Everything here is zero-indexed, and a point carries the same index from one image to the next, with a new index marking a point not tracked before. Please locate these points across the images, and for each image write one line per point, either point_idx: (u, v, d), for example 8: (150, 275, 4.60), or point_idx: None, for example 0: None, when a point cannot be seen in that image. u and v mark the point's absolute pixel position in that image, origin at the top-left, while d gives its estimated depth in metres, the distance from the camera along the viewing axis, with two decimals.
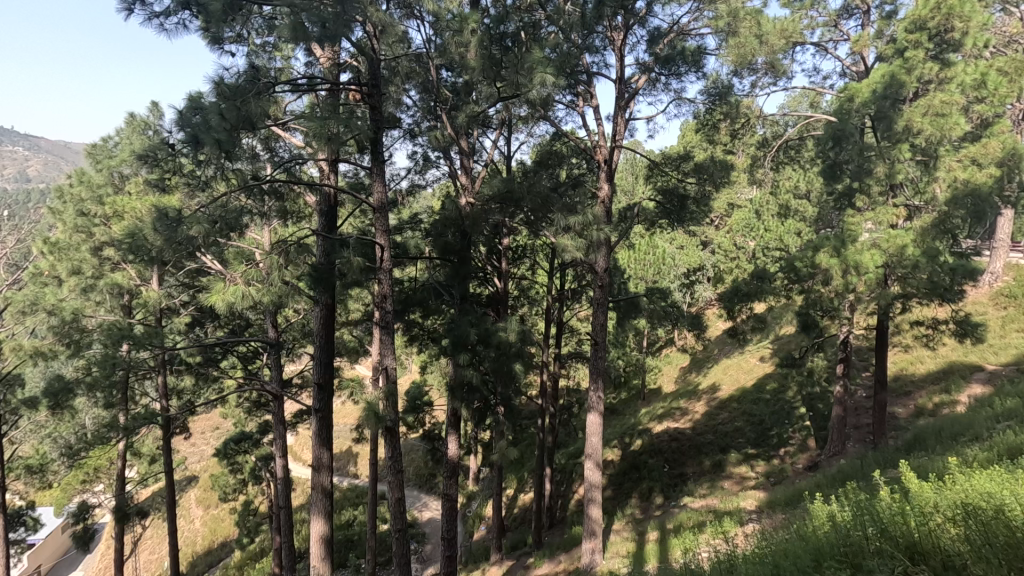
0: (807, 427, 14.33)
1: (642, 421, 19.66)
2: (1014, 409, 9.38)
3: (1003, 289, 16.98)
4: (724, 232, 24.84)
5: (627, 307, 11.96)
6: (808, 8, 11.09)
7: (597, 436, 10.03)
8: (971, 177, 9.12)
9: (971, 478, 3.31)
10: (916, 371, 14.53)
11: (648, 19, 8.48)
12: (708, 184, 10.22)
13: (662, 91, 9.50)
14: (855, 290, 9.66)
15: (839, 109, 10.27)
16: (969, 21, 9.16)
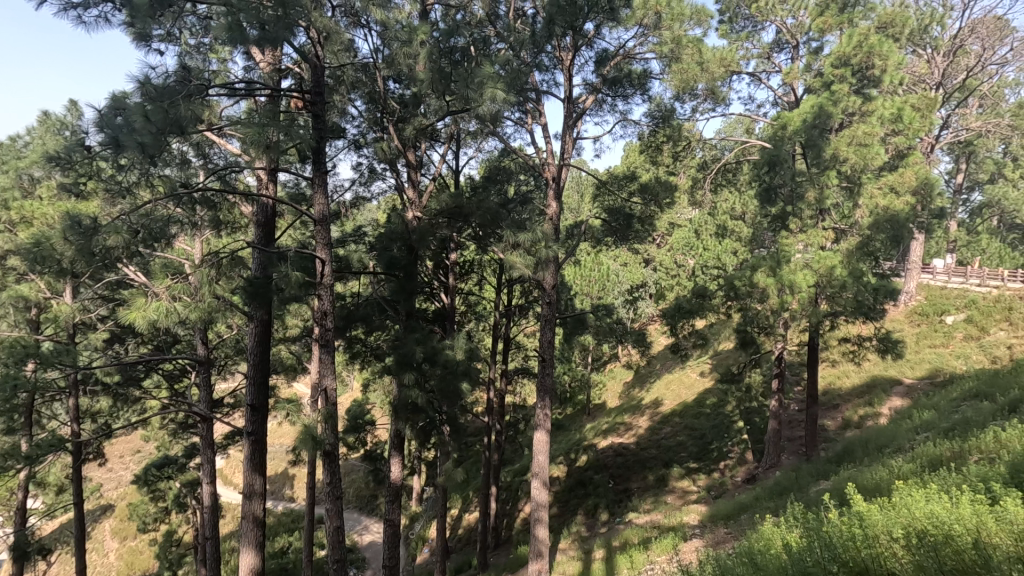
0: (745, 440, 14.75)
1: (587, 437, 19.74)
2: (931, 421, 10.00)
3: (916, 308, 18.38)
4: (665, 250, 25.71)
5: (574, 324, 11.97)
6: (744, 40, 11.65)
7: (545, 454, 9.89)
8: (891, 204, 9.73)
9: (911, 498, 3.40)
10: (842, 386, 15.35)
11: (597, 41, 8.64)
12: (653, 204, 10.46)
13: (609, 112, 9.68)
14: (789, 308, 10.06)
15: (773, 136, 10.73)
16: (887, 60, 9.84)
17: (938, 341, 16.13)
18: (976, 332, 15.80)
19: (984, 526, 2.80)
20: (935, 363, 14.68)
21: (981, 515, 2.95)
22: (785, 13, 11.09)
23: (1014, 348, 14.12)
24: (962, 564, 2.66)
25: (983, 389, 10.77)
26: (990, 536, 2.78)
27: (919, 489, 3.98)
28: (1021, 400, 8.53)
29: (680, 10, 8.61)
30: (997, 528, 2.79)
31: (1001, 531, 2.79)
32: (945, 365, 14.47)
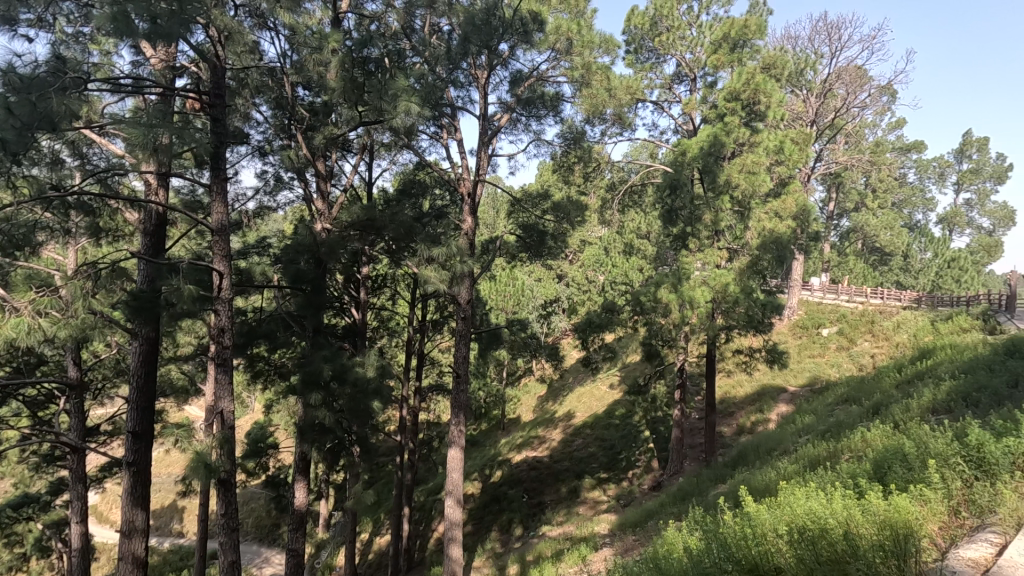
0: (651, 448, 15.41)
1: (502, 452, 19.77)
2: (811, 424, 11.02)
3: (798, 322, 20.30)
4: (577, 266, 26.57)
5: (489, 338, 11.99)
6: (648, 70, 12.41)
7: (459, 472, 9.76)
8: (775, 228, 10.71)
9: (792, 497, 3.70)
10: (737, 394, 16.54)
11: (511, 62, 8.83)
12: (565, 222, 10.78)
13: (523, 130, 9.89)
14: (689, 322, 10.72)
15: (674, 161, 11.46)
16: (770, 97, 10.88)
17: (816, 352, 17.89)
18: (847, 343, 17.70)
19: (852, 518, 3.10)
20: (814, 372, 16.23)
21: (850, 508, 3.28)
22: (684, 48, 11.94)
23: (877, 357, 15.96)
24: (837, 557, 2.93)
25: (852, 394, 12.05)
26: (857, 529, 3.09)
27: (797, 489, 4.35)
28: (882, 403, 9.64)
29: (590, 38, 9.01)
30: (866, 522, 3.10)
31: (865, 522, 3.12)
32: (822, 373, 16.06)
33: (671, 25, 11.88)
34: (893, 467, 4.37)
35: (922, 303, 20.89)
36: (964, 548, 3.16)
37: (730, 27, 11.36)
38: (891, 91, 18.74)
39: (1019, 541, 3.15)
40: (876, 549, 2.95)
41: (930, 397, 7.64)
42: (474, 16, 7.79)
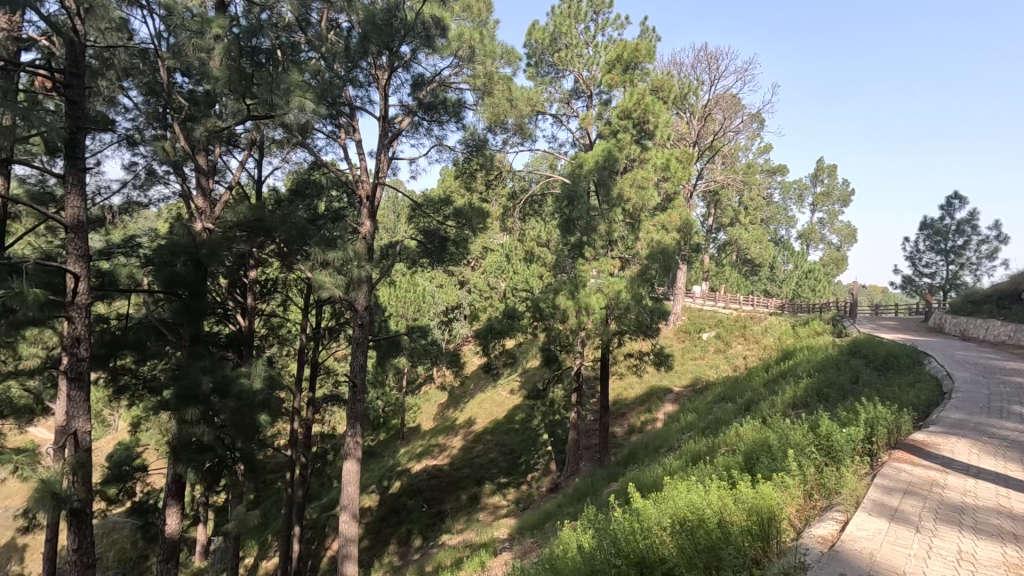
0: (549, 451, 15.78)
1: (401, 462, 19.28)
2: (693, 421, 11.91)
3: (682, 327, 21.93)
4: (479, 273, 26.74)
5: (388, 347, 11.58)
6: (548, 84, 12.82)
7: (355, 485, 9.36)
8: (662, 239, 11.50)
9: (674, 491, 3.96)
10: (628, 396, 17.49)
11: (412, 65, 8.71)
12: (466, 228, 10.80)
13: (425, 135, 9.78)
14: (585, 328, 11.17)
15: (572, 173, 11.90)
16: (658, 118, 11.69)
17: (698, 354, 19.41)
18: (723, 346, 19.39)
19: (724, 508, 3.39)
20: (696, 373, 17.59)
21: (723, 498, 3.59)
22: (581, 66, 12.49)
23: (748, 358, 17.63)
24: (712, 545, 3.19)
25: (728, 392, 13.20)
26: (729, 517, 3.38)
27: (680, 483, 4.67)
28: (752, 400, 10.65)
29: (492, 48, 9.12)
30: (737, 510, 3.41)
31: (736, 510, 3.43)
32: (702, 374, 17.43)
33: (570, 42, 12.40)
34: (760, 458, 4.84)
35: (784, 309, 23.44)
36: (815, 527, 3.57)
37: (622, 49, 12.07)
38: (759, 119, 20.92)
39: (857, 517, 3.61)
40: (745, 534, 3.24)
41: (790, 394, 8.56)
42: (374, 16, 7.61)
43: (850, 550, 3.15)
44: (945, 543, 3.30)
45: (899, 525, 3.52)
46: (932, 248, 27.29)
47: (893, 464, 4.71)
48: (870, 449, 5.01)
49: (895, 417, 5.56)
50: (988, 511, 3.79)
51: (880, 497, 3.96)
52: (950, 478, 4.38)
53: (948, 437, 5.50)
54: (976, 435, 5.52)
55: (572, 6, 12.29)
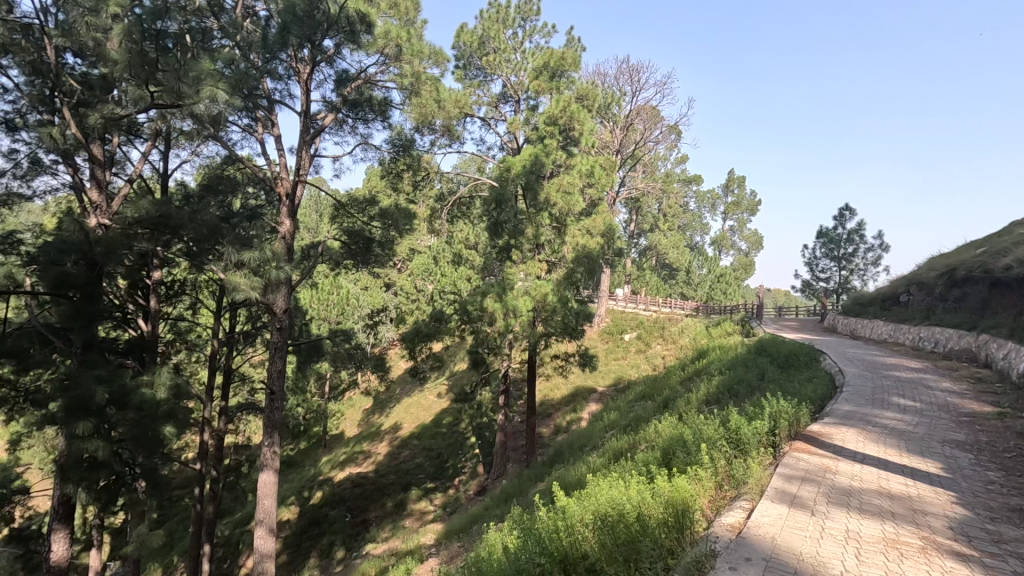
0: (477, 454, 15.72)
1: (322, 471, 18.52)
2: (616, 420, 12.31)
3: (606, 329, 22.68)
4: (406, 275, 26.26)
5: (309, 351, 11.40)
6: (476, 87, 12.81)
7: (272, 498, 8.87)
8: (587, 243, 11.82)
9: (596, 488, 4.07)
10: (554, 396, 17.80)
11: (336, 60, 8.43)
12: (392, 229, 10.56)
13: (350, 133, 9.49)
14: (512, 330, 11.25)
15: (500, 177, 11.94)
16: (583, 125, 12.00)
17: (620, 355, 20.12)
18: (644, 347, 20.20)
19: (643, 502, 3.53)
20: (618, 373, 18.21)
21: (642, 492, 3.74)
22: (509, 70, 12.61)
23: (666, 358, 18.47)
24: (631, 538, 3.32)
25: (648, 391, 13.77)
26: (647, 510, 3.54)
27: (602, 480, 4.81)
28: (670, 398, 11.17)
29: (420, 48, 8.98)
30: (654, 504, 3.57)
31: (654, 504, 3.59)
32: (625, 374, 18.07)
33: (498, 47, 12.49)
34: (677, 452, 5.08)
35: (699, 311, 24.80)
36: (725, 516, 3.81)
37: (549, 57, 12.32)
38: (677, 131, 22.05)
39: (761, 504, 3.89)
40: (661, 526, 3.42)
41: (704, 391, 9.07)
42: (295, 6, 7.29)
43: (755, 536, 3.39)
44: (835, 524, 3.62)
45: (796, 509, 3.83)
46: (827, 255, 29.89)
47: (792, 454, 5.11)
48: (773, 440, 5.40)
49: (795, 410, 6.03)
50: (872, 492, 4.20)
51: (781, 485, 4.29)
52: (841, 464, 4.82)
53: (840, 427, 6.03)
54: (862, 425, 6.10)
55: (500, 11, 12.40)
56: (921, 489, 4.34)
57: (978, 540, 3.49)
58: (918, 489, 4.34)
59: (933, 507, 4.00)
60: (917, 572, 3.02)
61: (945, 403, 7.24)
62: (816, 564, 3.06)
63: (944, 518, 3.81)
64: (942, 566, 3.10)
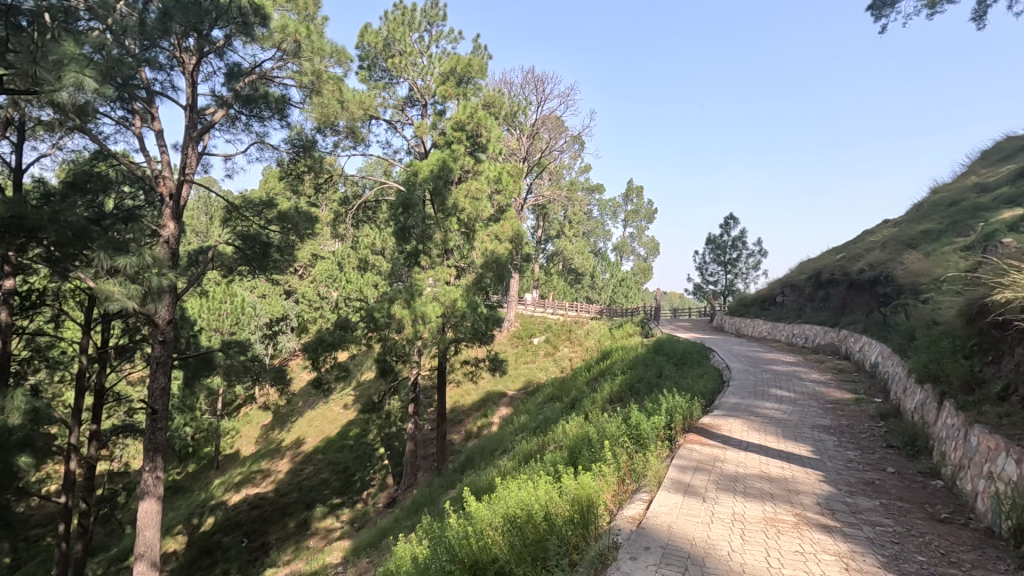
0: (386, 465, 15.28)
1: (214, 495, 17.11)
2: (526, 422, 12.52)
3: (515, 333, 23.06)
4: (308, 282, 25.02)
5: (198, 365, 10.41)
6: (381, 89, 12.54)
7: (154, 529, 8.05)
8: (495, 249, 11.95)
9: (504, 491, 4.10)
10: (465, 402, 17.76)
11: (227, 52, 7.88)
12: (292, 234, 10.01)
13: (243, 130, 8.88)
14: (421, 337, 11.07)
15: (407, 181, 11.65)
16: (490, 132, 12.13)
17: (529, 358, 20.51)
18: (552, 350, 20.75)
19: (550, 502, 3.62)
20: (528, 376, 18.54)
21: (550, 492, 3.83)
22: (416, 74, 12.48)
23: (573, 360, 19.10)
24: (539, 538, 3.39)
25: (556, 392, 14.15)
26: (554, 509, 3.63)
27: (511, 483, 4.85)
28: (577, 399, 11.54)
29: (320, 45, 8.63)
30: (561, 502, 3.68)
31: (561, 502, 3.69)
32: (534, 377, 18.43)
33: (403, 49, 12.30)
34: (582, 451, 5.26)
35: (603, 314, 25.89)
36: (626, 509, 4.00)
37: (456, 62, 12.34)
38: (580, 141, 22.93)
39: (659, 495, 4.13)
40: (567, 524, 3.53)
41: (608, 390, 9.47)
42: None
43: (654, 525, 3.58)
44: (724, 508, 3.92)
45: (690, 498, 4.10)
46: (715, 260, 32.43)
47: (686, 445, 5.48)
48: (670, 434, 5.76)
49: (688, 404, 6.47)
50: (754, 477, 4.60)
51: (676, 475, 4.58)
52: (728, 453, 5.23)
53: (727, 418, 6.55)
54: (746, 415, 6.67)
55: (406, 14, 12.24)
56: (794, 470, 4.82)
57: (840, 512, 3.94)
58: (792, 471, 4.81)
59: (805, 486, 4.46)
60: (791, 546, 3.35)
61: (814, 392, 8.11)
62: (707, 546, 3.29)
63: (813, 495, 4.26)
64: (811, 538, 3.47)
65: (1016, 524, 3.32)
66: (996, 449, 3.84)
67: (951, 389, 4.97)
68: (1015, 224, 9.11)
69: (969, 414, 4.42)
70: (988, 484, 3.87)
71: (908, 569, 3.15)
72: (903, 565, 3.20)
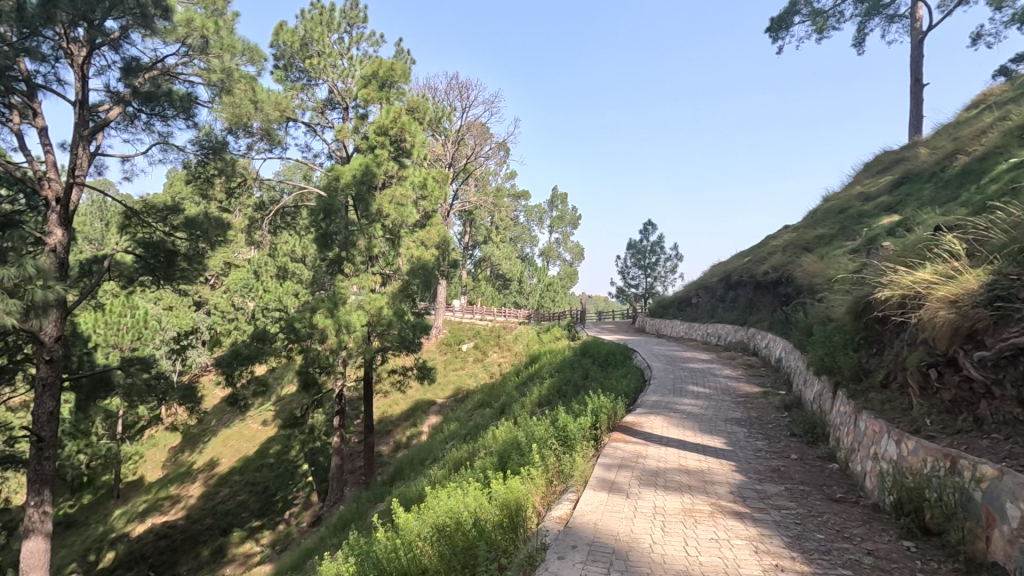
0: (310, 482, 14.58)
1: (115, 527, 15.60)
2: (456, 430, 12.41)
3: (443, 341, 22.86)
4: (220, 292, 23.51)
5: (94, 386, 9.47)
6: (299, 91, 12.05)
7: (41, 570, 7.22)
8: (422, 255, 11.77)
9: (432, 501, 4.03)
10: (393, 413, 17.34)
11: (123, 45, 7.30)
12: (201, 241, 9.37)
13: (143, 130, 8.23)
14: (346, 347, 10.71)
15: (327, 186, 11.32)
16: (414, 137, 11.97)
17: (459, 365, 20.38)
18: (481, 355, 20.73)
19: (479, 509, 3.61)
20: (457, 383, 18.39)
21: (479, 498, 3.81)
22: (335, 76, 12.09)
23: (502, 365, 19.19)
24: (469, 545, 3.37)
25: (486, 398, 14.15)
26: (483, 515, 3.62)
27: (438, 492, 4.77)
28: (506, 404, 11.57)
29: (230, 42, 8.20)
30: (490, 508, 3.68)
31: (490, 508, 3.69)
32: (463, 384, 18.33)
33: (322, 50, 11.88)
34: (511, 455, 5.30)
35: (531, 318, 26.21)
36: (554, 509, 4.07)
37: (378, 66, 12.09)
38: (506, 148, 23.17)
39: (585, 494, 4.23)
40: (496, 529, 3.54)
41: (536, 394, 9.59)
42: None
43: (580, 524, 3.66)
44: (645, 502, 4.07)
45: (614, 494, 4.23)
46: (636, 264, 33.80)
47: (611, 444, 5.66)
48: (596, 434, 5.91)
49: (612, 404, 6.68)
50: (674, 470, 4.82)
51: (602, 473, 4.72)
52: (650, 449, 5.45)
53: (649, 415, 6.83)
54: (666, 412, 6.98)
55: (324, 13, 11.86)
56: (710, 462, 5.10)
57: (750, 499, 4.21)
58: (708, 463, 5.09)
59: (719, 476, 4.74)
60: (706, 534, 3.54)
61: (726, 388, 8.62)
62: (630, 541, 3.40)
63: (726, 484, 4.53)
64: (725, 525, 3.68)
65: (897, 498, 3.70)
66: (880, 432, 4.25)
67: (842, 379, 5.45)
68: (893, 229, 10.17)
69: (858, 402, 4.87)
70: (874, 464, 4.27)
71: (809, 546, 3.41)
72: (805, 544, 3.46)
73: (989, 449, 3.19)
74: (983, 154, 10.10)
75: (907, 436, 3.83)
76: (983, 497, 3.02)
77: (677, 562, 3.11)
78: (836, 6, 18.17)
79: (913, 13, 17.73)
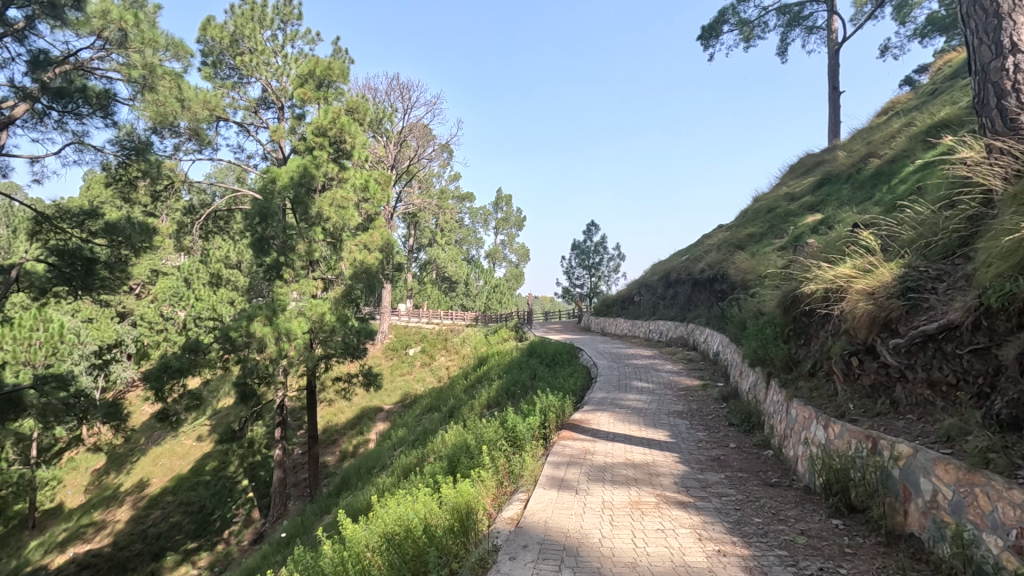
0: (251, 498, 13.94)
1: (32, 560, 14.36)
2: (404, 436, 12.19)
3: (389, 346, 22.50)
4: (147, 302, 22.07)
5: (3, 406, 8.33)
6: (230, 88, 11.51)
7: None
8: (365, 259, 11.55)
9: (376, 512, 3.87)
10: (339, 421, 16.87)
11: (29, 36, 6.73)
12: (124, 246, 8.74)
13: (54, 128, 7.63)
14: (287, 355, 10.30)
15: (264, 189, 10.93)
16: (354, 138, 11.68)
17: (406, 370, 20.09)
18: (428, 359, 20.53)
19: (429, 516, 3.57)
20: (404, 388, 18.11)
21: (427, 502, 3.76)
22: (269, 74, 11.65)
23: (450, 368, 19.05)
24: (419, 553, 3.32)
25: (434, 402, 14.04)
26: (433, 520, 3.57)
27: (384, 504, 4.63)
28: (455, 407, 11.53)
29: (153, 36, 7.73)
30: (439, 512, 3.66)
31: (439, 512, 3.66)
32: (411, 389, 18.07)
33: (254, 47, 11.40)
34: (461, 458, 5.28)
35: (479, 321, 26.16)
36: (504, 511, 4.07)
37: (314, 65, 11.72)
38: (448, 150, 23.03)
39: (535, 493, 4.26)
40: (447, 534, 3.52)
41: (485, 396, 9.58)
42: None
43: (532, 523, 3.68)
44: (594, 497, 4.14)
45: (564, 492, 4.28)
46: (580, 264, 34.43)
47: (560, 441, 5.72)
48: (544, 433, 5.96)
49: (560, 403, 6.77)
50: (620, 465, 4.94)
51: (551, 472, 4.77)
52: (597, 445, 5.56)
53: (595, 412, 6.96)
54: (613, 408, 7.14)
55: (255, 9, 11.39)
56: (655, 455, 5.25)
57: (693, 488, 4.37)
58: (653, 455, 5.25)
59: (663, 468, 4.89)
60: (653, 525, 3.64)
61: (669, 382, 8.91)
62: (580, 536, 3.45)
63: (671, 475, 4.68)
64: (669, 515, 3.80)
65: (826, 479, 3.93)
66: (809, 418, 4.50)
67: (774, 369, 5.75)
68: (815, 228, 10.84)
69: (788, 390, 5.16)
70: (805, 449, 4.53)
71: (748, 530, 3.57)
72: (744, 528, 3.62)
73: (905, 429, 3.45)
74: (892, 156, 10.95)
75: (834, 421, 4.08)
76: (900, 474, 3.25)
77: (625, 554, 3.18)
78: (761, 17, 19.18)
79: (829, 25, 18.98)
